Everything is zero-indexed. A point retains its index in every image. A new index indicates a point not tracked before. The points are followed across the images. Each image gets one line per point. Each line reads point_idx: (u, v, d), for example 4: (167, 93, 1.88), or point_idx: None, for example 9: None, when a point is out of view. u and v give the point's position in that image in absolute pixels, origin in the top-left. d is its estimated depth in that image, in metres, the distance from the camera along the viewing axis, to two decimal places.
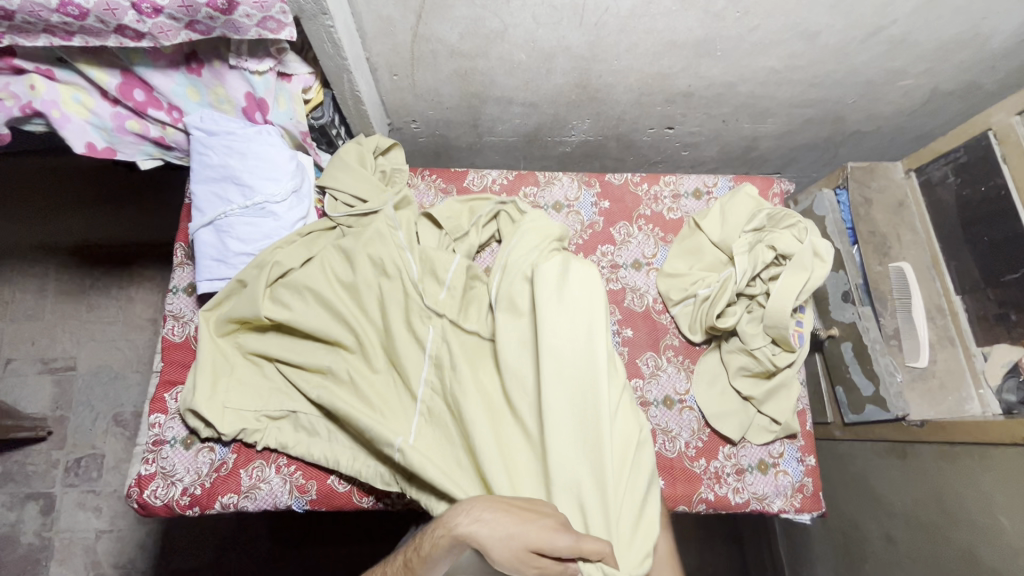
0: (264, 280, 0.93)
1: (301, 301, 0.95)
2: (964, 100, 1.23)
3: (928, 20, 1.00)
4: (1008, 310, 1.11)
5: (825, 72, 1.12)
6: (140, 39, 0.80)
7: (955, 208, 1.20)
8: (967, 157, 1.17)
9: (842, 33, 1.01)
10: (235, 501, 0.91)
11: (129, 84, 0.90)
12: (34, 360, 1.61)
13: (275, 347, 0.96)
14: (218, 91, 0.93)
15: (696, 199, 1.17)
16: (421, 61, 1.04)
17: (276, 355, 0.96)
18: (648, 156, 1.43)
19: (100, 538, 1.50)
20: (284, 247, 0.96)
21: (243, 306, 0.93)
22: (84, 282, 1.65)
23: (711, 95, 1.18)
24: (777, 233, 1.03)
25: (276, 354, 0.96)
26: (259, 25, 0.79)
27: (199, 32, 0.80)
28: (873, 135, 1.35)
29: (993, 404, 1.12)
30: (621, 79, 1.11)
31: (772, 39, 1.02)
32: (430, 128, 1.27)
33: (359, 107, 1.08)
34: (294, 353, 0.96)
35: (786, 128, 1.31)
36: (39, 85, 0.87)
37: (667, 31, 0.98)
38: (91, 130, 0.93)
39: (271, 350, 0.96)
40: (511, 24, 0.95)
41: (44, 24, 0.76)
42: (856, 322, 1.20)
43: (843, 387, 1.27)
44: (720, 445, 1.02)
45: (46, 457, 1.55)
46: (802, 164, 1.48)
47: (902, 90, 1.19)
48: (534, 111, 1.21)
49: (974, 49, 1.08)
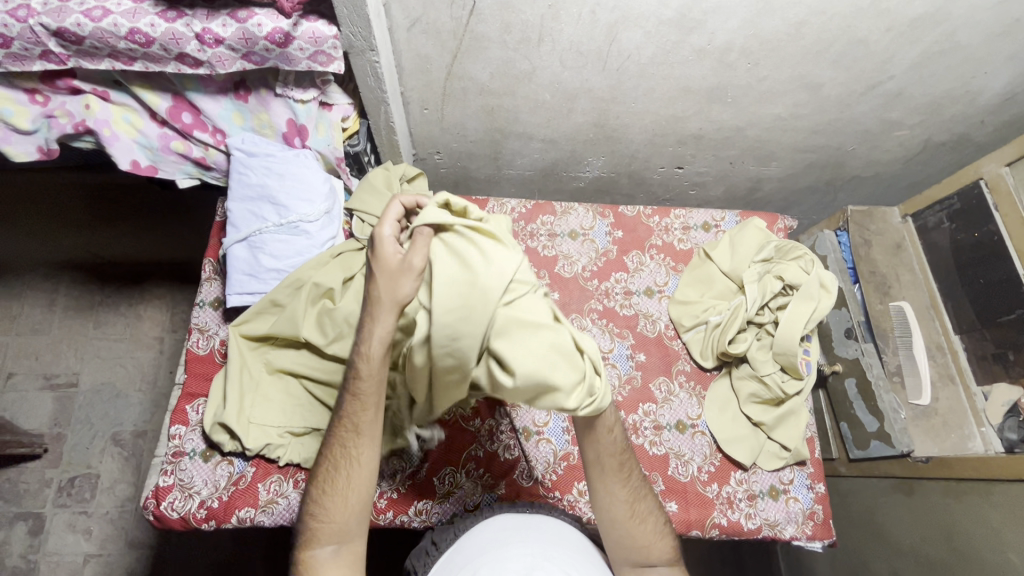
0: (304, 299, 0.96)
1: (341, 325, 0.96)
2: (956, 151, 1.31)
3: (923, 76, 1.08)
4: (1005, 350, 1.15)
5: (827, 121, 1.20)
6: (197, 67, 0.85)
7: (951, 251, 1.26)
8: (960, 204, 1.24)
9: (844, 86, 1.09)
10: (252, 515, 0.91)
11: (178, 107, 0.96)
12: (37, 376, 1.60)
13: (312, 365, 0.98)
14: (262, 117, 0.99)
15: (706, 232, 1.22)
16: (451, 96, 1.11)
17: (311, 373, 0.98)
18: (657, 194, 1.50)
19: (88, 562, 1.46)
20: (328, 273, 0.99)
21: (283, 325, 0.96)
22: (94, 297, 1.66)
23: (721, 138, 1.25)
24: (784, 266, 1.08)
25: (311, 372, 0.98)
26: (311, 59, 0.85)
27: (254, 62, 0.86)
28: (871, 180, 1.42)
29: (994, 443, 1.15)
30: (638, 120, 1.18)
31: (780, 89, 1.10)
32: (452, 160, 1.34)
33: (392, 138, 1.14)
34: (328, 374, 0.97)
35: (789, 171, 1.38)
36: (94, 105, 0.92)
37: (682, 78, 1.06)
38: (136, 149, 0.98)
39: (307, 367, 0.98)
40: (540, 66, 1.03)
41: (110, 49, 0.82)
42: (859, 358, 1.23)
43: (847, 423, 1.29)
44: (732, 470, 1.03)
45: (40, 476, 1.52)
46: (803, 207, 1.55)
47: (898, 140, 1.27)
48: (552, 147, 1.28)
49: (965, 104, 1.17)
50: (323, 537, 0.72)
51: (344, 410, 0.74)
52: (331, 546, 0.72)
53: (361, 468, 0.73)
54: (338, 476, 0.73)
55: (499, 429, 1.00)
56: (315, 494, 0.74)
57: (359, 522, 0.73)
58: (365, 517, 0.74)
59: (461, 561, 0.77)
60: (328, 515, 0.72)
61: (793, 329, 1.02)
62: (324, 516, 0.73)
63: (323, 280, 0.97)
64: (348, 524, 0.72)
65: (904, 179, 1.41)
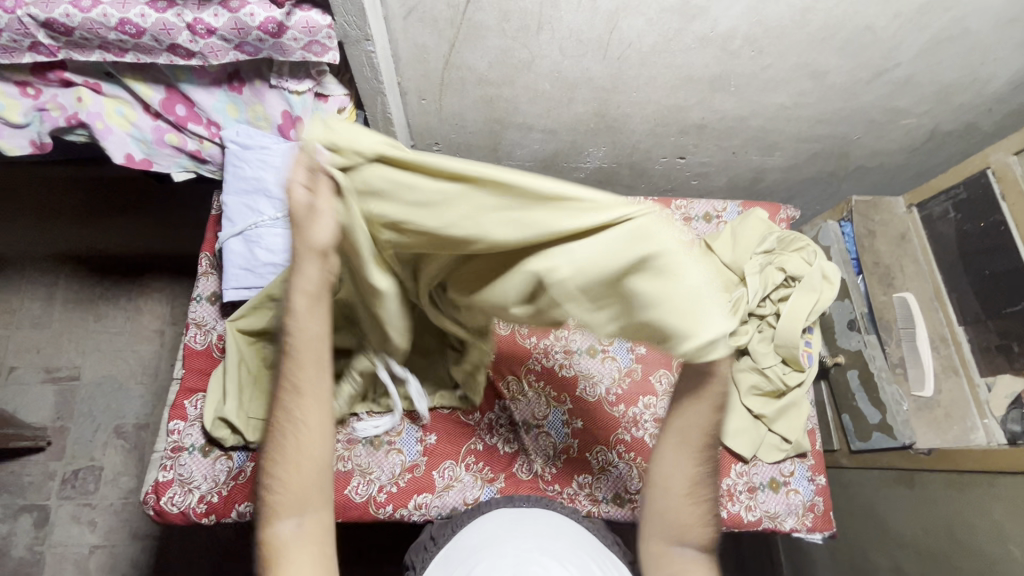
0: None
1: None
2: (963, 140, 1.29)
3: (930, 64, 1.06)
4: (1010, 341, 1.14)
5: (832, 109, 1.17)
6: (190, 58, 0.84)
7: (957, 241, 1.25)
8: (967, 193, 1.22)
9: (849, 74, 1.07)
10: (252, 510, 0.91)
11: (172, 100, 0.94)
12: (38, 369, 1.60)
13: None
14: (256, 109, 0.97)
15: (706, 222, 1.21)
16: (449, 86, 1.09)
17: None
18: (659, 184, 1.48)
19: (94, 553, 1.47)
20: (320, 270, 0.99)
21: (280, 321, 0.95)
22: (93, 291, 1.66)
23: (723, 128, 1.23)
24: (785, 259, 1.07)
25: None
26: (305, 49, 0.84)
27: (248, 53, 0.84)
28: (876, 170, 1.40)
29: (998, 434, 1.12)
30: (639, 109, 1.16)
31: (784, 78, 1.07)
32: (451, 151, 1.32)
33: (388, 129, 1.12)
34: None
35: (793, 161, 1.36)
36: (86, 97, 0.91)
37: (685, 66, 1.04)
38: (130, 142, 0.96)
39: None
40: (539, 55, 1.01)
41: (100, 41, 0.81)
42: (862, 350, 1.23)
43: (849, 415, 1.28)
44: (732, 463, 1.03)
45: (44, 469, 1.53)
46: (807, 197, 1.53)
47: (904, 128, 1.25)
48: (552, 137, 1.26)
49: (973, 92, 1.14)
50: (281, 510, 0.61)
51: (281, 369, 0.63)
52: (296, 519, 0.61)
53: (312, 427, 0.62)
54: (287, 435, 0.63)
55: (498, 423, 1.00)
56: (266, 462, 0.64)
57: (326, 485, 0.64)
58: (325, 481, 0.64)
59: (457, 558, 0.76)
60: (285, 483, 0.62)
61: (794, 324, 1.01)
62: (279, 485, 0.62)
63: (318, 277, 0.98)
64: (309, 486, 0.62)
65: (909, 168, 1.39)
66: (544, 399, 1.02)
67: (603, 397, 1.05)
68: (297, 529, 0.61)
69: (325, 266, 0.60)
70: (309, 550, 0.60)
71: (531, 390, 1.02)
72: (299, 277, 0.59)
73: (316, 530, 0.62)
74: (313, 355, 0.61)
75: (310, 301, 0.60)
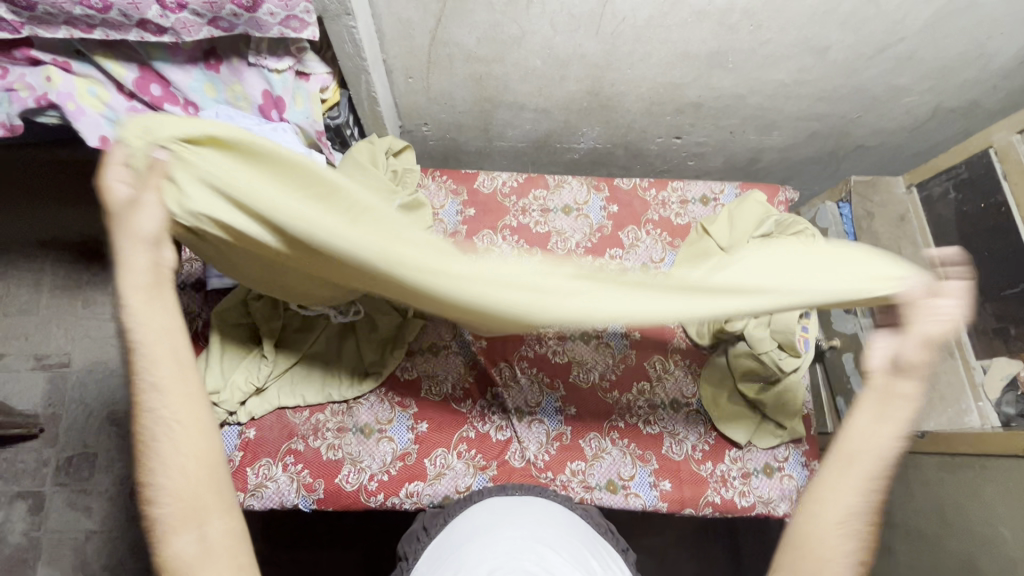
0: None
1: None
2: (966, 118, 1.26)
3: (935, 38, 1.02)
4: (1006, 324, 1.12)
5: (834, 86, 1.14)
6: (162, 34, 0.80)
7: (955, 222, 1.22)
8: (968, 173, 1.19)
9: (851, 49, 1.03)
10: (242, 499, 0.90)
11: (146, 78, 0.90)
12: (27, 356, 1.58)
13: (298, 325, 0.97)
14: (235, 89, 0.94)
15: (703, 205, 1.19)
16: (437, 64, 1.05)
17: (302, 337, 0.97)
18: (655, 165, 1.45)
19: (90, 539, 1.47)
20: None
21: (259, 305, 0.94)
22: (81, 276, 1.63)
23: (721, 107, 1.19)
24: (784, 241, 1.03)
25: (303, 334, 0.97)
26: (282, 24, 0.80)
27: (222, 29, 0.80)
28: (876, 149, 1.37)
29: (992, 417, 1.13)
30: (635, 87, 1.13)
31: (784, 53, 1.04)
32: (441, 132, 1.28)
33: (374, 108, 1.09)
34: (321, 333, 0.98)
35: (792, 140, 1.33)
36: (55, 76, 0.86)
37: (681, 41, 1.00)
38: (104, 125, 0.91)
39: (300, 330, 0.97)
40: (530, 30, 0.97)
41: (65, 16, 0.76)
42: (857, 332, 1.22)
43: (843, 398, 1.27)
44: (726, 449, 1.02)
45: (37, 455, 1.52)
46: (805, 177, 1.50)
47: (906, 106, 1.22)
48: (545, 117, 1.22)
49: (977, 69, 1.11)
50: (174, 525, 0.59)
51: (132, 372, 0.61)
52: (206, 525, 0.60)
53: (191, 434, 0.62)
54: (161, 447, 0.61)
55: (491, 411, 0.99)
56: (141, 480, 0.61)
57: (221, 482, 0.63)
58: (214, 481, 0.62)
59: (451, 546, 0.75)
60: (170, 492, 0.60)
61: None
62: (167, 495, 0.60)
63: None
64: (202, 488, 0.61)
65: (910, 147, 1.36)
66: (538, 385, 1.01)
67: (595, 383, 1.03)
68: (208, 536, 0.60)
69: (154, 257, 0.64)
70: (224, 565, 0.59)
71: (523, 376, 1.01)
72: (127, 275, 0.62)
73: (224, 536, 0.61)
74: (170, 351, 0.62)
75: (146, 297, 0.62)
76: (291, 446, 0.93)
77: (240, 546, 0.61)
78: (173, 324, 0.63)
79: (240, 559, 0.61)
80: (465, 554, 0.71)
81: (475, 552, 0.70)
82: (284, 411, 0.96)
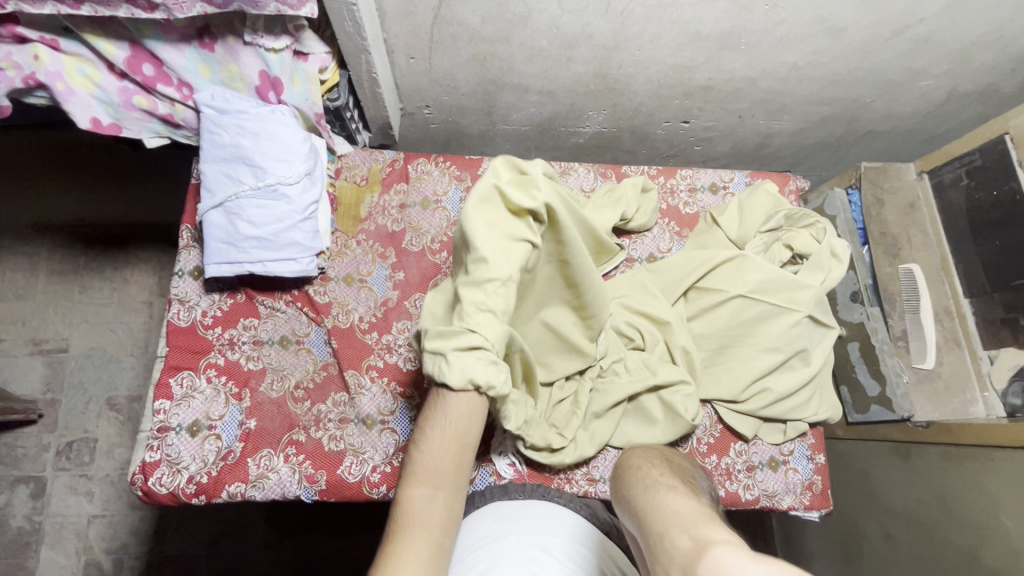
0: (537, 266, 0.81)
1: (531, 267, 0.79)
2: (981, 104, 1.23)
3: (955, 20, 0.99)
4: (1016, 314, 1.11)
5: (848, 70, 1.11)
6: (152, 10, 0.76)
7: (967, 211, 1.20)
8: (982, 160, 1.16)
9: (868, 31, 1.00)
10: (243, 490, 0.89)
11: (138, 58, 0.87)
12: (24, 342, 1.56)
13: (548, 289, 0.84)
14: (231, 69, 0.91)
15: (712, 194, 1.16)
16: (439, 44, 1.01)
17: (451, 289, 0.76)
18: (661, 150, 1.42)
19: (92, 524, 1.47)
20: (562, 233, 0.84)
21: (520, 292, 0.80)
22: (77, 261, 1.60)
23: (731, 90, 1.16)
24: (723, 256, 1.03)
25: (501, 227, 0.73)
26: (279, 0, 0.76)
27: (216, 5, 0.76)
28: (887, 135, 1.34)
29: (997, 407, 1.14)
30: (643, 69, 1.09)
31: (799, 34, 1.00)
32: (443, 114, 1.25)
33: (375, 90, 1.05)
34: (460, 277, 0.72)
35: (802, 125, 1.30)
36: (44, 55, 0.83)
37: (693, 21, 0.96)
38: (96, 105, 0.89)
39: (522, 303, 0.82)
40: (536, 9, 0.93)
41: None
42: (865, 322, 1.19)
43: (847, 387, 1.26)
44: (733, 441, 1.02)
45: (37, 441, 1.52)
46: (814, 163, 1.47)
47: (920, 90, 1.18)
48: (550, 100, 1.19)
49: (997, 51, 1.08)
50: (421, 476, 0.66)
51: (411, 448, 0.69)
52: (439, 494, 0.66)
53: (444, 473, 0.66)
54: (427, 452, 0.67)
55: None
56: (421, 420, 0.69)
57: (461, 467, 0.67)
58: (472, 433, 0.66)
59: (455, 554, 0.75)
60: (430, 449, 0.67)
61: (767, 336, 0.99)
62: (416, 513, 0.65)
63: (518, 196, 0.74)
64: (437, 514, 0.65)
65: (922, 133, 1.34)
66: None
67: (693, 447, 1.00)
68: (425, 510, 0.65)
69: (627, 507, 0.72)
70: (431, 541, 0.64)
71: None
72: (451, 415, 0.66)
73: (449, 514, 0.66)
74: (449, 453, 0.66)
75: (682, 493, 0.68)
76: (293, 437, 0.93)
77: (443, 543, 0.65)
78: (456, 441, 0.66)
79: (442, 538, 0.65)
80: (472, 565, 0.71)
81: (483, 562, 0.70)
82: (284, 402, 0.96)
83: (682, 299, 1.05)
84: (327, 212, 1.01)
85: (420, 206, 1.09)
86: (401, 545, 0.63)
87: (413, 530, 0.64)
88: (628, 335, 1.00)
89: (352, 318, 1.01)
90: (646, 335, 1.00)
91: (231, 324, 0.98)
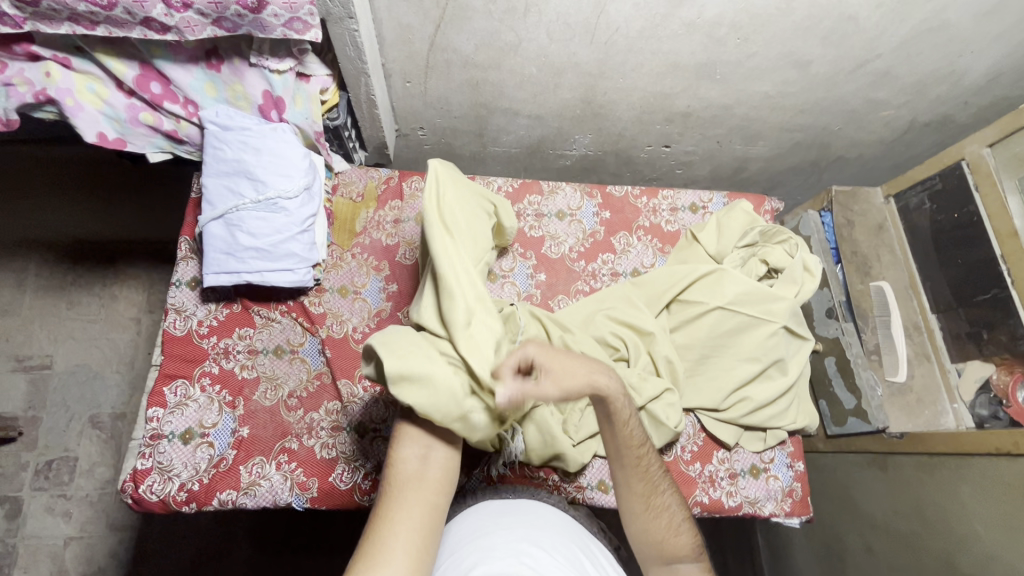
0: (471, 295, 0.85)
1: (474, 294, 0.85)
2: (939, 132, 1.32)
3: (910, 54, 1.08)
4: (979, 329, 1.17)
5: (815, 99, 1.19)
6: (165, 32, 0.81)
7: (931, 231, 1.27)
8: (942, 183, 1.24)
9: (832, 63, 1.08)
10: (234, 497, 0.89)
11: (146, 76, 0.91)
12: (7, 358, 1.55)
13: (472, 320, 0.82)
14: (236, 88, 0.95)
15: (693, 213, 1.22)
16: (434, 69, 1.07)
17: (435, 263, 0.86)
18: (645, 173, 1.49)
19: (69, 545, 1.44)
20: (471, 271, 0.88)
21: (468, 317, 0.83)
22: (65, 278, 1.60)
23: (709, 117, 1.24)
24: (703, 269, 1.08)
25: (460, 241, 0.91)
26: (286, 25, 0.81)
27: (226, 29, 0.82)
28: (856, 161, 1.43)
29: (966, 419, 1.19)
30: (625, 96, 1.16)
31: (769, 66, 1.08)
32: (436, 136, 1.30)
33: (372, 111, 1.11)
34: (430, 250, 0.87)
35: (775, 150, 1.38)
36: (55, 72, 0.87)
37: (671, 53, 1.04)
38: (103, 121, 0.93)
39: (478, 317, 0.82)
40: (525, 38, 1.00)
41: (69, 12, 0.77)
42: (839, 337, 1.25)
43: (826, 400, 1.31)
44: (715, 450, 1.05)
45: (15, 460, 1.49)
46: (789, 187, 1.55)
47: (883, 120, 1.27)
48: (539, 123, 1.25)
49: (951, 84, 1.17)
50: (410, 436, 0.72)
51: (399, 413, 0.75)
52: (432, 451, 0.72)
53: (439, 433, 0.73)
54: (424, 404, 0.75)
55: None
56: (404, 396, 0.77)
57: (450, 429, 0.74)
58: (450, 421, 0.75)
59: (444, 548, 0.75)
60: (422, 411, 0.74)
61: (747, 347, 1.04)
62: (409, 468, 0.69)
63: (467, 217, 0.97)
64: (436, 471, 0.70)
65: (888, 160, 1.42)
66: None
67: (677, 456, 1.03)
68: (430, 458, 0.71)
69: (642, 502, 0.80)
70: (428, 497, 0.67)
71: None
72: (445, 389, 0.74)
73: (441, 475, 0.70)
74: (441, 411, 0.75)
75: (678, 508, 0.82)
76: (285, 445, 0.94)
77: (438, 501, 0.68)
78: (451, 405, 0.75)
79: (438, 497, 0.68)
80: (462, 558, 0.71)
81: (472, 554, 0.71)
82: (277, 410, 0.97)
83: (665, 311, 1.10)
84: (324, 225, 1.05)
85: (413, 221, 1.13)
86: (396, 508, 0.66)
87: (405, 487, 0.67)
88: (615, 344, 1.04)
89: (346, 328, 1.03)
90: (629, 345, 1.05)
91: (227, 333, 1.00)
